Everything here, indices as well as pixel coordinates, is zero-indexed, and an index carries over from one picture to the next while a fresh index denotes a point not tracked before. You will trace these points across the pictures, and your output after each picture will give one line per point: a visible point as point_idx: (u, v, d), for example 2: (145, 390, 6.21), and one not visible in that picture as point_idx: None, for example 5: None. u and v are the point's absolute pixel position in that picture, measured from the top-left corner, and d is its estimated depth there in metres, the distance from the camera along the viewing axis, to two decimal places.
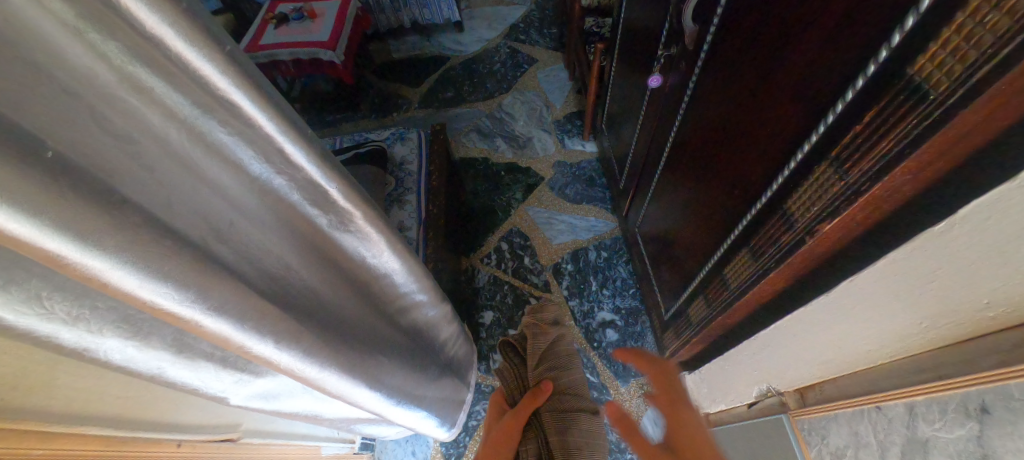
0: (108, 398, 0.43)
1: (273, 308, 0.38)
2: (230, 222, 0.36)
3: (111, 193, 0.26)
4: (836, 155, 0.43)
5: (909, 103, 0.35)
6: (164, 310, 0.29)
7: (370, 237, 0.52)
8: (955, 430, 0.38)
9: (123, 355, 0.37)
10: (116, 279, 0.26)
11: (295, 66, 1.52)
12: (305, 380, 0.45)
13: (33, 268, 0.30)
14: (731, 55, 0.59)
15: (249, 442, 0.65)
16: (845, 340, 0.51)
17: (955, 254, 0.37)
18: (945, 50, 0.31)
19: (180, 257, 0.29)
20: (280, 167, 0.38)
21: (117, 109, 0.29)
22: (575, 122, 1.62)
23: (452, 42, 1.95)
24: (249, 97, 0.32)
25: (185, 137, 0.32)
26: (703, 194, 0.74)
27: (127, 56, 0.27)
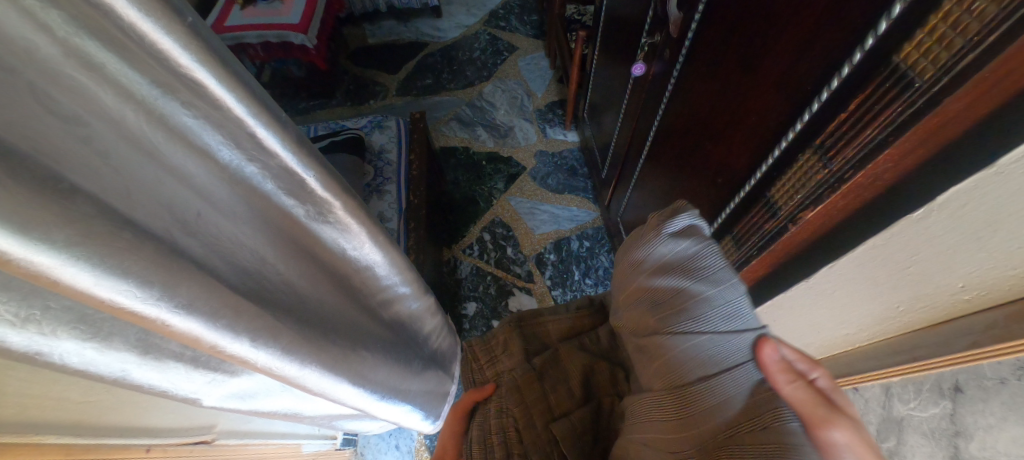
0: (64, 403, 0.40)
1: (247, 304, 0.35)
2: (198, 214, 0.34)
3: (59, 181, 0.24)
4: (820, 143, 0.44)
5: (895, 89, 0.35)
6: (126, 310, 0.27)
7: (350, 229, 0.50)
8: (929, 408, 0.39)
9: (82, 358, 0.34)
10: (70, 277, 0.23)
11: (264, 49, 1.42)
12: (284, 379, 0.42)
13: None
14: (715, 43, 0.59)
15: (226, 443, 0.63)
16: (827, 324, 0.53)
17: (931, 241, 0.38)
18: (930, 38, 0.32)
19: (142, 251, 0.27)
20: (252, 153, 0.36)
21: (65, 87, 0.26)
22: (557, 111, 1.60)
23: (430, 28, 1.89)
24: (215, 76, 0.29)
25: (143, 120, 0.30)
26: (686, 183, 0.75)
27: (74, 28, 0.24)
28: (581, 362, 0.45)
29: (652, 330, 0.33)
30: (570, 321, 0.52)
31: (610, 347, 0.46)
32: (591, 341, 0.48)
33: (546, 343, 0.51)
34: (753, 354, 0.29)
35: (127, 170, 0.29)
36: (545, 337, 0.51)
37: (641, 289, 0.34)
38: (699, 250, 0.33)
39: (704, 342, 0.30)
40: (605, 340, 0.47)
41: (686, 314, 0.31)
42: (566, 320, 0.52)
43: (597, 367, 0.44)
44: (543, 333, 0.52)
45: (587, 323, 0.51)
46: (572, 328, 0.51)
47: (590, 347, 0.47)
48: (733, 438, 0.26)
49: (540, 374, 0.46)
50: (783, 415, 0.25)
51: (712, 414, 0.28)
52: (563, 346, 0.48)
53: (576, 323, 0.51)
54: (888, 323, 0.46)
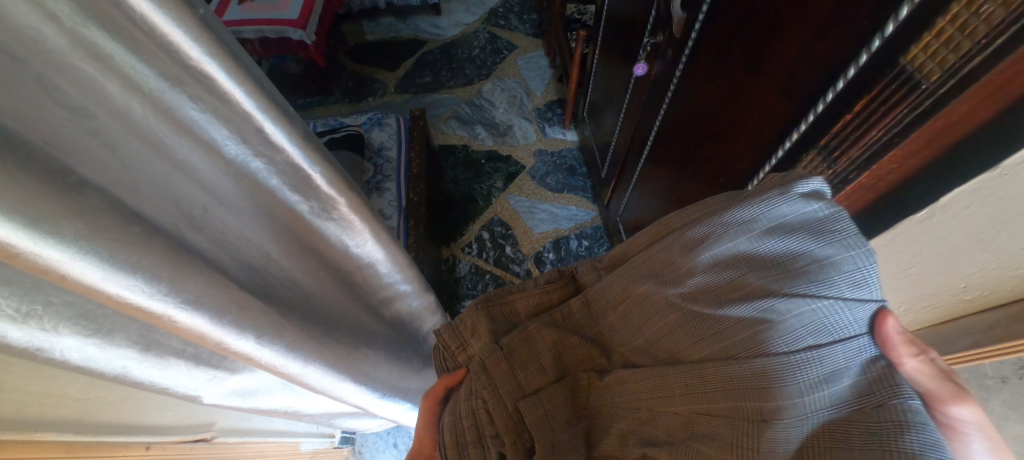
0: (64, 401, 0.39)
1: (252, 300, 0.35)
2: (205, 209, 0.34)
3: (68, 174, 0.23)
4: (825, 144, 0.44)
5: (901, 91, 0.35)
6: (133, 306, 0.26)
7: (354, 226, 0.50)
8: None
9: (83, 355, 0.33)
10: (77, 271, 0.23)
11: (262, 46, 1.40)
12: (287, 377, 0.42)
13: None
14: (719, 43, 0.59)
15: (226, 442, 0.62)
16: None
17: (935, 241, 0.39)
18: (938, 40, 0.32)
19: (150, 245, 0.26)
20: (259, 148, 0.36)
21: (72, 79, 0.25)
22: (557, 110, 1.60)
23: (430, 25, 1.89)
24: (225, 70, 0.29)
25: (150, 113, 0.29)
26: (687, 183, 0.75)
27: (82, 19, 0.24)
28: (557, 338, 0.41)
29: (747, 295, 0.29)
30: (536, 296, 0.46)
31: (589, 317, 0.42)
32: (567, 315, 0.43)
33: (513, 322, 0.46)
34: (873, 327, 0.27)
35: (134, 164, 0.29)
36: (510, 315, 0.46)
37: (737, 253, 0.30)
38: (837, 216, 0.29)
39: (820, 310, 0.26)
40: (583, 311, 0.42)
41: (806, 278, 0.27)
42: (536, 294, 0.46)
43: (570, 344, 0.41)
44: (509, 311, 0.46)
45: (557, 296, 0.46)
46: (540, 305, 0.46)
47: (566, 322, 0.42)
48: (847, 415, 0.25)
49: (506, 359, 0.40)
50: (904, 392, 0.24)
51: (823, 389, 0.25)
52: (535, 322, 0.43)
53: (546, 296, 0.46)
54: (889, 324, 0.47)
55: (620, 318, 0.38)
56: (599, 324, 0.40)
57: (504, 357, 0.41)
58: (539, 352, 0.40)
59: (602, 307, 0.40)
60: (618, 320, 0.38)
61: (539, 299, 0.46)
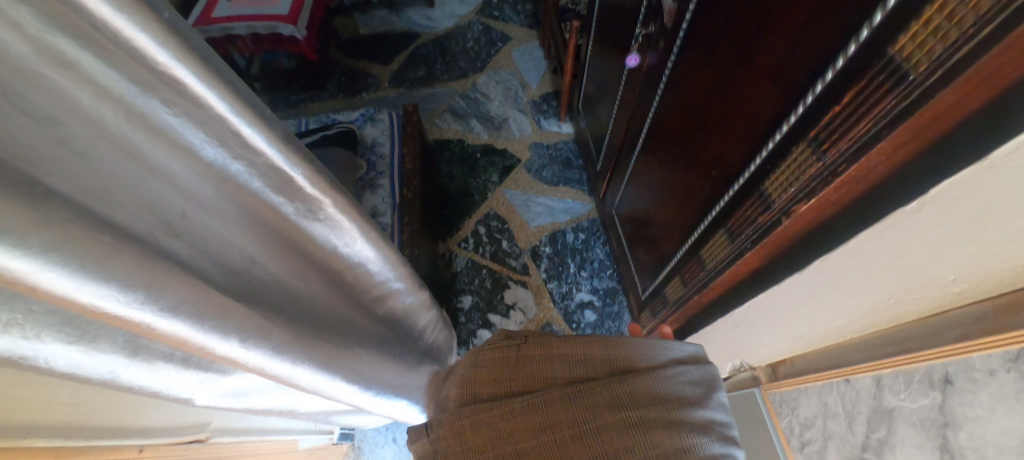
0: (53, 406, 0.39)
1: (236, 305, 0.35)
2: (183, 214, 0.34)
3: (33, 184, 0.23)
4: (814, 136, 0.43)
5: (889, 82, 0.35)
6: (109, 314, 0.26)
7: (342, 226, 0.49)
8: (920, 399, 0.40)
9: (68, 361, 0.32)
10: (48, 283, 0.23)
11: (253, 41, 1.38)
12: (275, 377, 0.42)
13: None
14: (710, 33, 0.58)
15: (221, 441, 0.63)
16: (817, 315, 0.54)
17: (925, 232, 0.38)
18: (925, 29, 0.31)
19: (125, 255, 0.26)
20: (238, 151, 0.35)
21: (36, 84, 0.25)
22: (552, 102, 1.59)
23: (422, 17, 1.85)
24: (195, 74, 0.29)
25: (122, 118, 0.29)
26: (680, 175, 0.74)
27: (42, 25, 0.23)
28: (492, 434, 0.45)
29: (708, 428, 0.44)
30: (482, 367, 0.51)
31: (529, 417, 0.45)
32: (504, 408, 0.46)
33: (459, 407, 0.50)
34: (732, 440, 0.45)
35: (104, 170, 0.28)
36: (458, 395, 0.51)
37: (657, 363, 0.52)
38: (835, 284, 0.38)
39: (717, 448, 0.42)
40: (523, 409, 0.45)
41: (708, 422, 0.44)
42: (489, 372, 0.50)
43: (500, 448, 0.44)
44: (459, 386, 0.52)
45: (507, 381, 0.49)
46: (483, 389, 0.50)
47: (504, 417, 0.45)
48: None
49: (445, 438, 0.48)
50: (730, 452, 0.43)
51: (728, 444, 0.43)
52: (476, 411, 0.47)
53: (492, 374, 0.50)
54: (878, 315, 0.46)
55: (563, 435, 0.43)
56: (532, 433, 0.44)
57: (447, 435, 0.48)
58: (471, 443, 0.46)
59: (591, 406, 0.44)
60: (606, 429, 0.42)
61: (482, 379, 0.50)
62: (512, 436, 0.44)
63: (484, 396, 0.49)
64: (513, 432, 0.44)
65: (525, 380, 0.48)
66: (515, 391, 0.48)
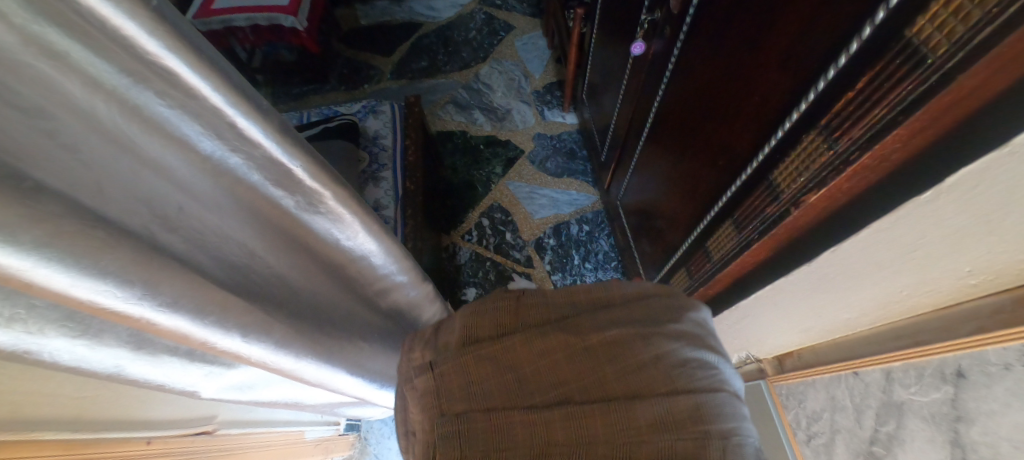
0: (59, 400, 0.39)
1: (236, 300, 0.35)
2: (179, 208, 0.33)
3: (24, 179, 0.23)
4: (826, 123, 0.42)
5: (905, 67, 0.34)
6: (108, 310, 0.26)
7: (343, 219, 0.49)
8: (930, 393, 0.39)
9: (73, 355, 0.32)
10: (43, 279, 0.22)
11: (254, 33, 1.37)
12: (281, 372, 0.42)
13: None
14: (718, 18, 0.56)
15: (228, 433, 0.64)
16: (825, 308, 0.53)
17: (940, 224, 0.37)
18: (946, 10, 0.30)
19: (120, 249, 0.26)
20: (234, 143, 0.35)
21: (27, 77, 0.24)
22: (556, 93, 1.57)
23: (424, 8, 1.83)
24: (186, 63, 0.28)
25: (116, 111, 0.29)
26: (686, 165, 0.73)
27: (31, 15, 0.23)
28: (491, 370, 0.39)
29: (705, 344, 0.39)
30: (473, 313, 0.45)
31: (527, 348, 0.40)
32: (499, 344, 0.40)
33: (449, 353, 0.42)
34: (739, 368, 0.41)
35: (97, 164, 0.28)
36: (447, 342, 0.44)
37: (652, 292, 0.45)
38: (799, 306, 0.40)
39: (711, 354, 0.39)
40: (521, 343, 0.40)
41: (698, 332, 0.40)
42: (482, 316, 0.44)
43: (500, 384, 0.38)
44: (449, 331, 0.45)
45: (503, 320, 0.43)
46: (475, 332, 0.43)
47: (502, 352, 0.40)
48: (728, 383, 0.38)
49: (439, 384, 0.40)
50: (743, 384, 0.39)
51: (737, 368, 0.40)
52: (469, 350, 0.41)
53: (485, 317, 0.43)
54: (889, 307, 0.45)
55: (562, 359, 0.38)
56: (529, 362, 0.39)
57: (440, 380, 0.40)
58: (469, 383, 0.39)
59: (569, 336, 0.39)
60: (593, 351, 0.38)
61: (474, 322, 0.44)
62: (512, 371, 0.39)
63: (476, 337, 0.42)
64: (511, 364, 0.39)
65: (520, 320, 0.42)
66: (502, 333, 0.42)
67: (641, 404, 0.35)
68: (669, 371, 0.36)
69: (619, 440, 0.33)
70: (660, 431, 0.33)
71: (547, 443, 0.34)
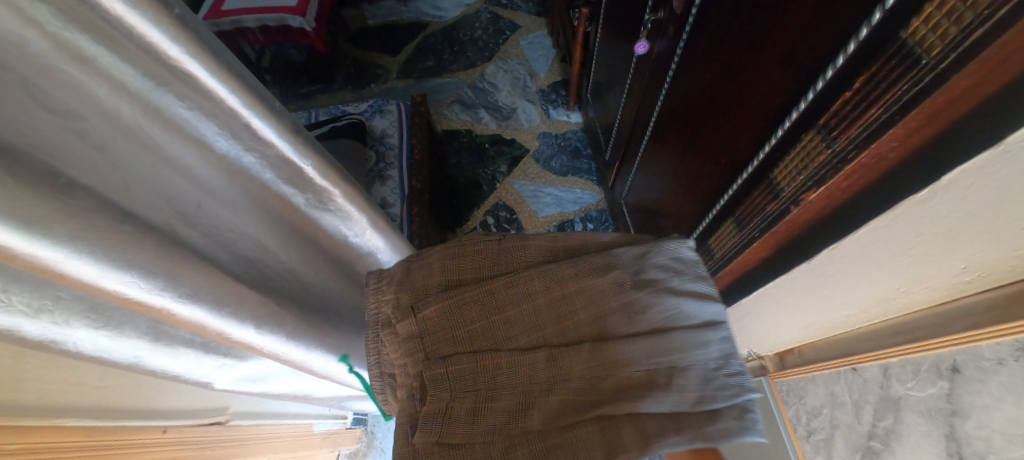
0: (82, 388, 0.41)
1: (251, 293, 0.36)
2: (197, 205, 0.35)
3: (57, 176, 0.24)
4: (824, 123, 0.43)
5: (901, 68, 0.34)
6: (133, 300, 0.28)
7: (352, 216, 0.50)
8: (926, 388, 0.40)
9: (95, 345, 0.34)
10: (75, 269, 0.24)
11: (263, 33, 1.39)
12: (291, 364, 0.43)
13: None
14: (720, 18, 0.57)
15: (239, 424, 0.66)
16: (825, 306, 0.53)
17: (938, 221, 0.38)
18: (939, 12, 0.30)
19: (145, 243, 0.27)
20: (249, 143, 0.37)
21: (56, 80, 0.26)
22: (561, 92, 1.58)
23: (430, 7, 1.84)
24: (205, 67, 0.30)
25: (139, 112, 0.31)
26: (689, 164, 0.74)
27: (62, 21, 0.25)
28: (473, 313, 0.43)
29: (667, 290, 0.47)
30: (452, 257, 0.47)
31: (507, 294, 0.44)
32: (483, 289, 0.44)
33: (430, 296, 0.45)
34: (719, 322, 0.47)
35: (123, 163, 0.30)
36: (424, 285, 0.46)
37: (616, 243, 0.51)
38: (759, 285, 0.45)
39: (671, 297, 0.46)
40: (503, 289, 0.44)
41: (658, 278, 0.47)
42: (460, 262, 0.46)
43: (482, 327, 0.43)
44: (427, 272, 0.46)
45: (483, 270, 0.46)
46: (456, 277, 0.46)
47: (484, 296, 0.44)
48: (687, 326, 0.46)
49: (422, 327, 0.43)
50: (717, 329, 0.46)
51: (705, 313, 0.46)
52: (452, 293, 0.44)
53: (464, 263, 0.46)
54: (888, 305, 0.45)
55: (538, 306, 0.44)
56: (514, 305, 0.44)
57: (423, 323, 0.43)
58: (454, 326, 0.43)
59: (552, 285, 0.45)
60: (573, 299, 0.44)
61: (453, 268, 0.46)
62: (493, 314, 0.43)
63: (458, 282, 0.45)
64: (493, 308, 0.44)
65: (500, 269, 0.47)
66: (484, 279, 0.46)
67: (611, 342, 0.43)
68: (632, 315, 0.45)
69: (590, 373, 0.41)
70: (625, 364, 0.42)
71: (539, 375, 0.41)
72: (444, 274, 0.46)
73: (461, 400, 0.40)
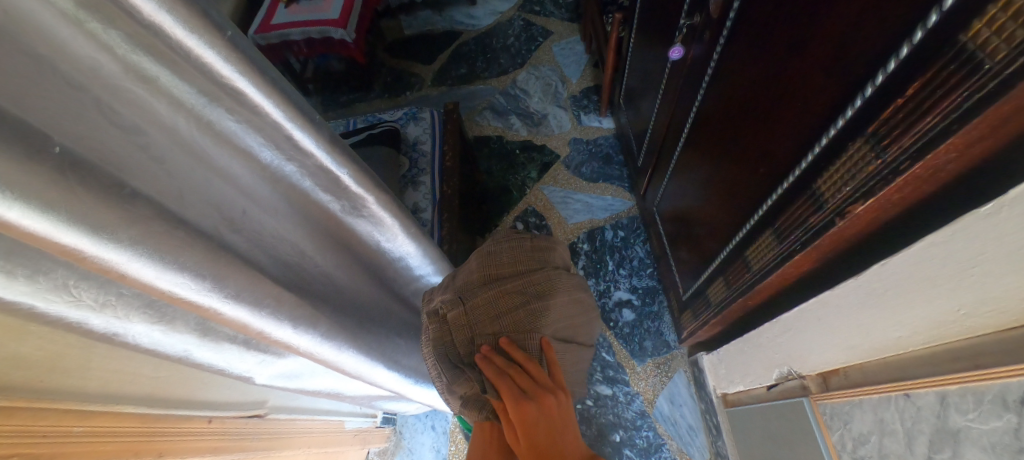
0: (139, 378, 0.44)
1: (289, 295, 0.38)
2: (243, 211, 0.37)
3: (122, 187, 0.26)
4: (873, 131, 0.40)
5: (960, 73, 0.32)
6: (185, 300, 0.30)
7: (384, 222, 0.53)
8: (990, 421, 0.36)
9: (151, 339, 0.36)
10: (135, 271, 0.26)
11: (307, 45, 1.47)
12: (324, 363, 0.45)
13: (75, 267, 0.30)
14: (760, 23, 0.55)
15: (276, 417, 0.69)
16: (873, 325, 0.50)
17: (1000, 237, 0.35)
18: (1005, 13, 0.28)
19: (195, 248, 0.29)
20: (291, 154, 0.40)
21: (123, 99, 0.29)
22: (593, 97, 1.56)
23: (464, 16, 1.87)
24: (253, 84, 0.32)
25: (194, 127, 0.33)
26: (724, 171, 0.72)
27: (129, 45, 0.27)
28: (516, 302, 0.48)
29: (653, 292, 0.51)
30: (490, 253, 0.51)
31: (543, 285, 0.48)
32: (522, 281, 0.48)
33: (474, 289, 0.49)
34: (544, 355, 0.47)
35: (178, 172, 0.32)
36: (466, 280, 0.51)
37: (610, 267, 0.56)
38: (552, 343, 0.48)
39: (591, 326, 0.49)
40: (541, 281, 0.49)
41: None
42: (496, 256, 0.50)
43: (523, 316, 0.48)
44: (468, 270, 0.51)
45: (522, 265, 0.50)
46: (496, 272, 0.49)
47: (525, 286, 0.48)
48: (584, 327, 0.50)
49: (469, 315, 0.48)
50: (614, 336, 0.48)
51: None
52: (496, 285, 0.48)
53: (502, 257, 0.50)
54: (945, 328, 0.41)
55: (566, 300, 0.50)
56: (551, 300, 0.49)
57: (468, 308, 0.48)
58: (497, 314, 0.48)
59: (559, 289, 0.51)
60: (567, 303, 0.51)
61: (493, 262, 0.50)
62: (532, 303, 0.48)
63: (498, 275, 0.49)
64: (533, 297, 0.48)
65: (537, 262, 0.50)
66: (524, 272, 0.49)
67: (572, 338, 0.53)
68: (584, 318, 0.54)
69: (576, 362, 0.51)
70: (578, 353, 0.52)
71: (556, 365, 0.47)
72: (489, 269, 0.50)
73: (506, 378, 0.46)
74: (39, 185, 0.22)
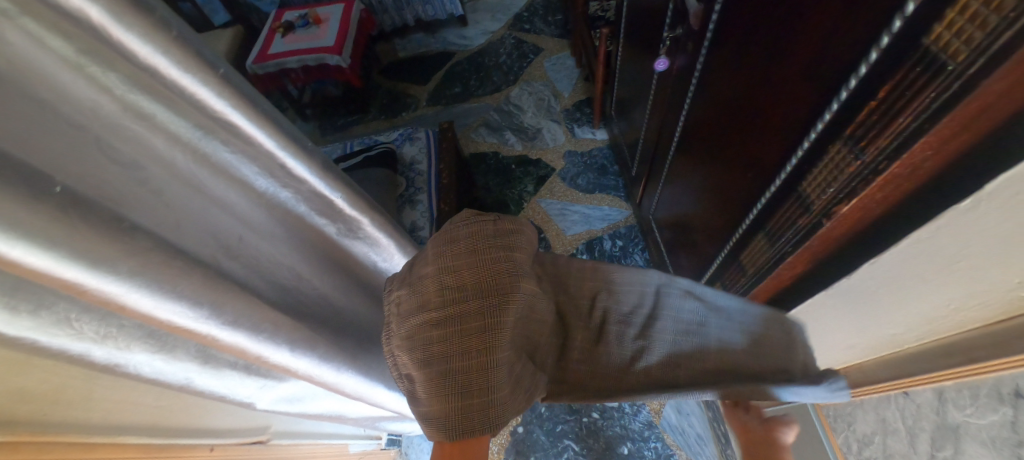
0: (141, 407, 0.44)
1: (286, 318, 0.39)
2: (240, 238, 0.38)
3: (122, 220, 0.27)
4: (850, 133, 0.42)
5: (925, 75, 0.33)
6: (183, 329, 0.31)
7: (379, 242, 0.55)
8: (988, 416, 0.36)
9: (153, 368, 0.37)
10: (133, 302, 0.27)
11: (304, 72, 1.51)
12: (324, 385, 0.44)
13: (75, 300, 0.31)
14: (737, 33, 0.57)
15: (280, 443, 0.69)
16: (869, 324, 0.50)
17: (983, 232, 0.35)
18: (962, 17, 0.29)
19: (192, 277, 0.30)
20: (285, 181, 0.42)
21: (122, 136, 0.31)
22: (585, 110, 1.59)
23: (456, 38, 1.92)
24: (244, 116, 0.35)
25: (190, 159, 0.35)
26: (714, 177, 0.73)
27: (127, 85, 0.29)
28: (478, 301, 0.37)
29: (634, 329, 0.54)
30: (446, 240, 0.40)
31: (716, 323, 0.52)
32: (485, 266, 0.38)
33: (428, 283, 0.39)
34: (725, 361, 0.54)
35: (177, 203, 0.33)
36: (420, 274, 0.40)
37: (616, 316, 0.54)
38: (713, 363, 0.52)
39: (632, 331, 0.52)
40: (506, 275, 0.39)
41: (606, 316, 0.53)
42: (453, 245, 0.39)
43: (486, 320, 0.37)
44: (425, 261, 0.41)
45: (487, 250, 0.39)
46: (454, 262, 0.39)
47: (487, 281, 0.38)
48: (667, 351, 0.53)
49: (422, 315, 0.38)
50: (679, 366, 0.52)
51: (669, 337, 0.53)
52: (455, 279, 0.38)
53: (459, 244, 0.39)
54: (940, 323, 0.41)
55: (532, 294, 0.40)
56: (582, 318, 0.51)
57: (424, 300, 0.38)
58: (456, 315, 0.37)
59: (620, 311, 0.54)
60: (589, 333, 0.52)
61: (449, 252, 0.39)
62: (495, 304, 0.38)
63: (455, 267, 0.38)
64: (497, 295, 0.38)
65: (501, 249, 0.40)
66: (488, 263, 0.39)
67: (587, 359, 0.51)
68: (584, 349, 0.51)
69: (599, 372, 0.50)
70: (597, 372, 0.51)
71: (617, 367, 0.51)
72: (445, 260, 0.39)
73: (471, 381, 0.36)
74: (42, 222, 0.23)
